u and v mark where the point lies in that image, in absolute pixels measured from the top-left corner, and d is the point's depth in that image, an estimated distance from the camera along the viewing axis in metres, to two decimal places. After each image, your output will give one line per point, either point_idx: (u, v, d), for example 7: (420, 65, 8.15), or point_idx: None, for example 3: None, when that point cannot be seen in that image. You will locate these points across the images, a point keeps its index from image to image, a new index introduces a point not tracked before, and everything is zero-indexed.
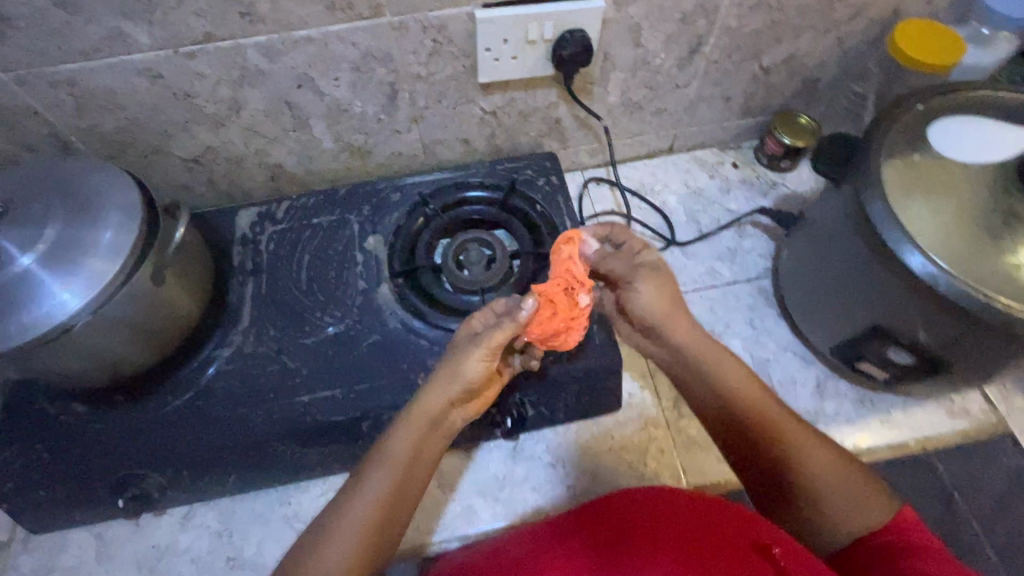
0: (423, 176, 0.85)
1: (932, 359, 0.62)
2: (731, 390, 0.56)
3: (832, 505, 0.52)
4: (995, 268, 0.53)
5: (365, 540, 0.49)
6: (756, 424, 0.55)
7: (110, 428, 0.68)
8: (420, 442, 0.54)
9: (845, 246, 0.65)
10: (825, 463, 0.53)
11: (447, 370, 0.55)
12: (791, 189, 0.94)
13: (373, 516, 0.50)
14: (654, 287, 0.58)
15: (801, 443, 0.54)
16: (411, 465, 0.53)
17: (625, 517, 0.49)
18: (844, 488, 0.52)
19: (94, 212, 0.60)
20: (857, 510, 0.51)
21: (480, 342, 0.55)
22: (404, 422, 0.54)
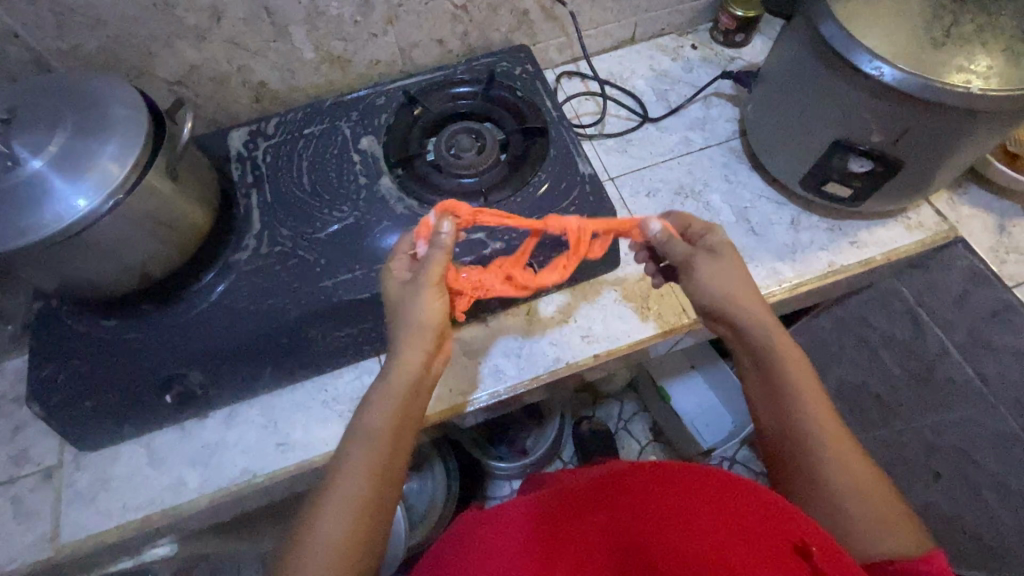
0: (406, 79, 0.89)
1: (888, 160, 0.70)
2: (793, 405, 0.59)
3: (859, 522, 0.54)
4: (933, 54, 0.60)
5: (361, 505, 0.51)
6: (807, 442, 0.58)
7: (144, 336, 0.70)
8: (405, 404, 0.57)
9: (802, 73, 0.71)
10: (860, 485, 0.55)
11: (404, 328, 0.59)
12: (748, 61, 1.01)
13: (368, 483, 0.52)
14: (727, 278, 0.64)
15: (843, 459, 0.56)
16: (390, 427, 0.56)
17: (660, 505, 0.46)
18: (874, 509, 0.54)
19: (102, 110, 0.61)
20: (884, 533, 0.53)
21: (426, 291, 0.60)
22: (382, 390, 0.57)
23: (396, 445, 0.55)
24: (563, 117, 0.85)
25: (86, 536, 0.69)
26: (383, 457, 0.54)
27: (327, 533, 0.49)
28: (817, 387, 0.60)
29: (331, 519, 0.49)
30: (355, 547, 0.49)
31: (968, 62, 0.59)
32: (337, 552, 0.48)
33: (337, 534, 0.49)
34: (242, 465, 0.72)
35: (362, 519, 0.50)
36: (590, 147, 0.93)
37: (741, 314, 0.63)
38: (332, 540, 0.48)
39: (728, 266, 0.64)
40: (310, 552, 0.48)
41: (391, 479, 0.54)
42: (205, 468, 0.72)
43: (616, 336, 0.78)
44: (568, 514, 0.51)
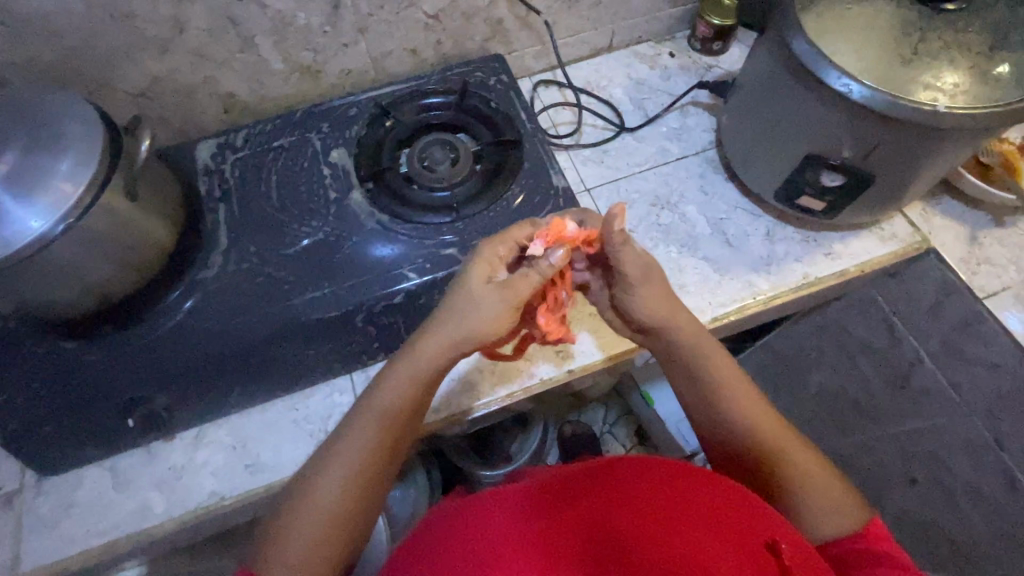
0: (379, 89, 0.87)
1: (859, 175, 0.70)
2: (728, 410, 0.60)
3: (807, 508, 0.55)
4: (900, 71, 0.60)
5: (366, 476, 0.55)
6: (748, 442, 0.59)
7: (107, 358, 0.69)
8: (424, 387, 0.59)
9: (774, 87, 0.71)
10: (803, 472, 0.57)
11: (457, 322, 0.58)
12: (725, 69, 1.01)
13: (374, 450, 0.56)
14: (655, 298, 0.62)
15: (785, 450, 0.58)
16: (410, 409, 0.58)
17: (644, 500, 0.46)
18: (819, 494, 0.55)
19: (55, 128, 0.59)
20: (830, 514, 0.54)
21: (501, 299, 0.57)
22: (403, 373, 0.58)
23: (408, 425, 0.58)
24: (537, 128, 0.84)
25: (47, 563, 0.67)
26: (393, 434, 0.57)
27: (329, 497, 0.53)
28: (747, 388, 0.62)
29: (334, 484, 0.54)
30: (350, 512, 0.54)
31: (934, 80, 0.59)
32: (335, 515, 0.53)
33: (340, 497, 0.54)
34: (209, 487, 0.71)
35: (363, 488, 0.55)
36: (566, 158, 0.92)
37: (669, 329, 0.63)
38: (333, 503, 0.53)
39: (654, 285, 0.62)
40: (309, 511, 0.53)
41: (394, 449, 0.58)
42: (171, 491, 0.70)
43: (590, 350, 0.78)
44: (556, 500, 0.48)
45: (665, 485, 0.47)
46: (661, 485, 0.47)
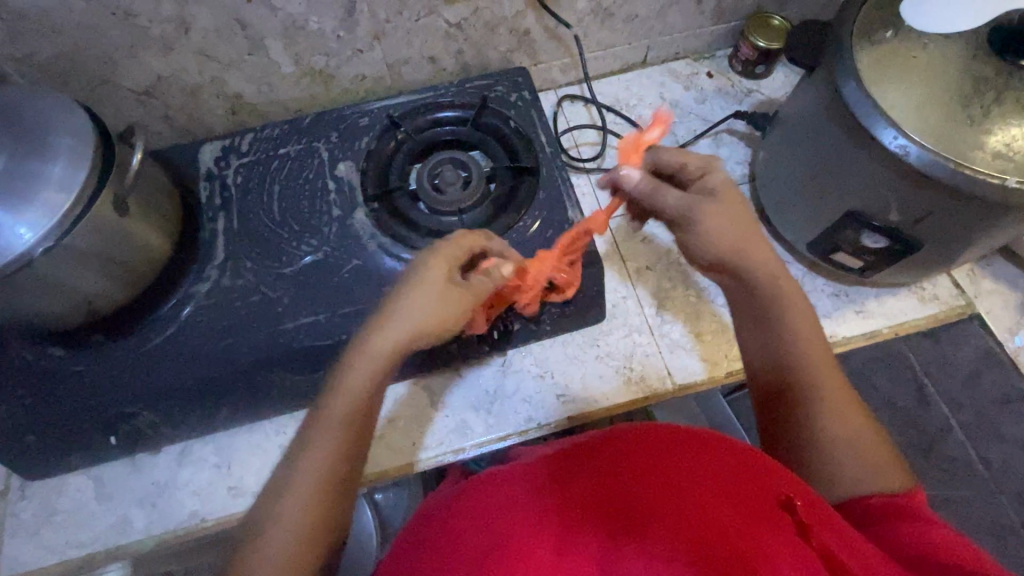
0: (392, 99, 0.82)
1: (905, 240, 0.63)
2: (796, 350, 0.53)
3: (848, 468, 0.49)
4: (966, 135, 0.53)
5: (326, 498, 0.47)
6: (805, 390, 0.52)
7: (95, 368, 0.67)
8: (379, 380, 0.51)
9: (819, 135, 0.65)
10: (852, 433, 0.51)
11: (411, 309, 0.52)
12: (766, 96, 0.93)
13: (337, 463, 0.48)
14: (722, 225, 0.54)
15: (838, 407, 0.52)
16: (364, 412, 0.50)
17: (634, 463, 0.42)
18: (866, 459, 0.50)
19: (43, 137, 0.56)
20: (871, 476, 0.49)
21: (437, 278, 0.53)
22: (359, 360, 0.51)
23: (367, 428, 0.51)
24: (556, 153, 0.79)
25: (25, 572, 0.66)
26: (351, 448, 0.49)
27: (293, 523, 0.45)
28: (817, 336, 0.54)
29: (298, 509, 0.46)
30: (318, 539, 0.46)
31: (1005, 146, 0.52)
32: (303, 542, 0.45)
33: (310, 517, 0.46)
34: (190, 507, 0.69)
35: (330, 510, 0.47)
36: (586, 183, 0.87)
37: (753, 271, 0.54)
38: (297, 530, 0.45)
39: (726, 212, 0.54)
40: (274, 540, 0.45)
41: (357, 460, 0.50)
42: (152, 508, 0.69)
43: (594, 398, 0.73)
44: (565, 478, 0.43)
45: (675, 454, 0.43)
46: (672, 454, 0.43)
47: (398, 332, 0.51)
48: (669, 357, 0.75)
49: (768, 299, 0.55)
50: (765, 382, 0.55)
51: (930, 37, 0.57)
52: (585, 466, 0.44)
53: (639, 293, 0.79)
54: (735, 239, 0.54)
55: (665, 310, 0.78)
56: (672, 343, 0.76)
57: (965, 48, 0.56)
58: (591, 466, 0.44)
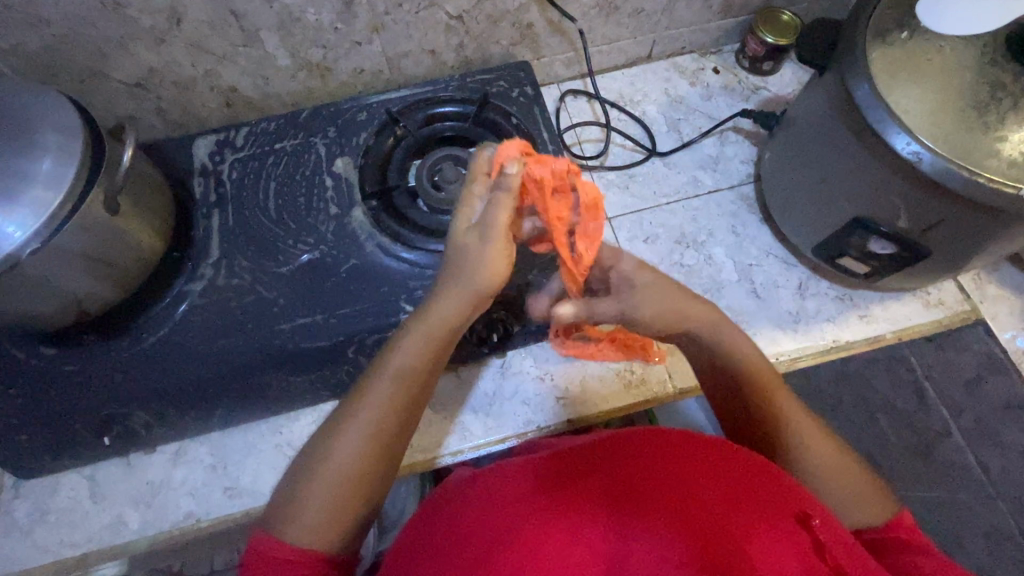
0: (391, 93, 0.80)
1: (914, 247, 0.62)
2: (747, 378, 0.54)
3: (835, 497, 0.50)
4: (981, 143, 0.52)
5: (379, 441, 0.49)
6: (766, 418, 0.53)
7: (87, 368, 0.66)
8: (437, 348, 0.51)
9: (828, 138, 0.63)
10: (831, 459, 0.51)
11: (460, 273, 0.49)
12: (773, 93, 0.91)
13: (388, 416, 0.50)
14: (650, 294, 0.53)
15: (805, 433, 0.52)
16: (424, 370, 0.51)
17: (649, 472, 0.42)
18: (849, 485, 0.50)
19: (29, 134, 0.54)
20: (859, 506, 0.50)
21: (489, 241, 0.48)
22: (417, 325, 0.51)
23: (420, 389, 0.52)
24: (559, 151, 0.77)
25: (21, 571, 0.66)
26: (405, 399, 0.50)
27: (346, 458, 0.48)
28: (765, 361, 0.55)
29: (352, 444, 0.48)
30: (368, 476, 0.48)
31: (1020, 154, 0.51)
32: (352, 478, 0.47)
33: (355, 459, 0.48)
34: (186, 508, 0.68)
35: (381, 454, 0.49)
36: (589, 181, 0.85)
37: (699, 328, 0.54)
38: (349, 467, 0.47)
39: (665, 288, 0.54)
40: (328, 473, 0.47)
41: (407, 420, 0.51)
42: (147, 508, 0.68)
43: (594, 402, 0.73)
44: (569, 470, 0.43)
45: (679, 453, 0.43)
46: (695, 460, 0.43)
47: (454, 303, 0.50)
48: (670, 362, 0.74)
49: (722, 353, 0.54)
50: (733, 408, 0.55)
51: (947, 39, 0.55)
52: (591, 460, 0.44)
53: None
54: (680, 305, 0.53)
55: None
56: (673, 347, 0.75)
57: (982, 52, 0.54)
58: (596, 460, 0.44)
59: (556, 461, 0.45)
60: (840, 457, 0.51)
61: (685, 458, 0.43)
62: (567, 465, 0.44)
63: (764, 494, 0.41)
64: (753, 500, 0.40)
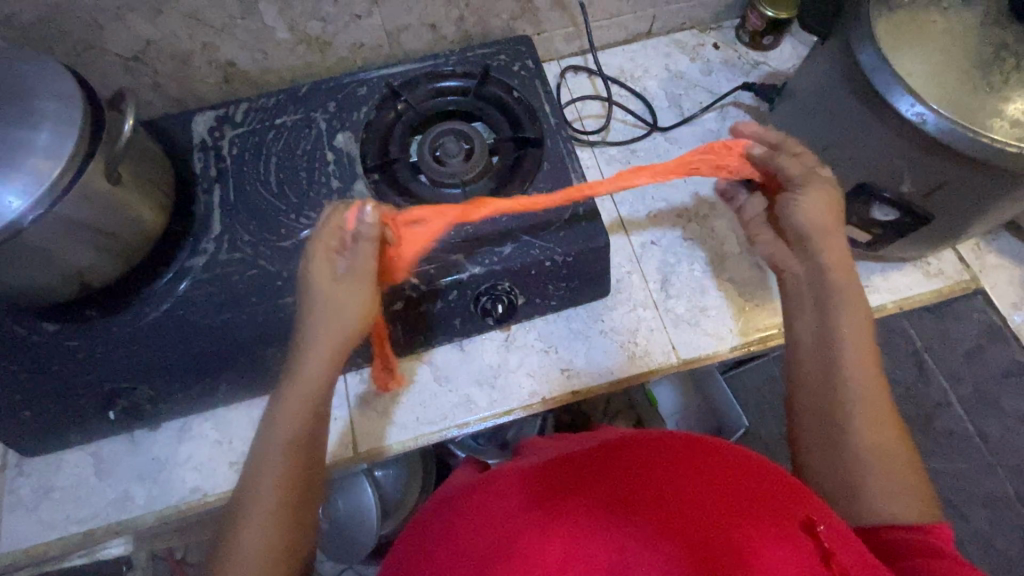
0: (391, 68, 0.80)
1: (916, 213, 0.63)
2: (839, 346, 0.55)
3: (874, 488, 0.50)
4: (986, 104, 0.52)
5: (286, 509, 0.50)
6: (844, 391, 0.53)
7: (87, 345, 0.65)
8: (312, 410, 0.54)
9: (831, 104, 0.63)
10: (886, 456, 0.51)
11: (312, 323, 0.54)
12: (773, 68, 0.91)
13: (284, 496, 0.50)
14: (818, 200, 0.59)
15: (873, 425, 0.52)
16: (310, 428, 0.54)
17: (648, 477, 0.42)
18: (894, 481, 0.50)
19: (28, 103, 0.53)
20: (900, 501, 0.49)
21: (354, 287, 0.54)
22: (291, 397, 0.53)
23: (309, 456, 0.53)
24: (561, 124, 0.77)
25: (27, 548, 0.66)
26: (298, 468, 0.52)
27: (256, 548, 0.48)
28: (867, 330, 0.56)
29: (256, 535, 0.48)
30: (282, 565, 0.49)
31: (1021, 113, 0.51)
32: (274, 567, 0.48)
33: (265, 545, 0.48)
34: (192, 483, 0.69)
35: (292, 517, 0.51)
36: (590, 156, 0.85)
37: (825, 253, 0.59)
38: (259, 555, 0.48)
39: (823, 198, 0.59)
40: (243, 566, 0.47)
41: (305, 488, 0.53)
42: (153, 484, 0.68)
43: (599, 373, 0.73)
44: (564, 483, 0.43)
45: (678, 462, 0.43)
46: (691, 466, 0.42)
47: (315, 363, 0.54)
48: (674, 333, 0.75)
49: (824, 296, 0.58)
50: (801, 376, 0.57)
51: (950, 2, 0.55)
52: (589, 471, 0.44)
53: (645, 268, 0.78)
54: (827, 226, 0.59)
55: (670, 286, 0.77)
56: (677, 318, 0.76)
57: (985, 14, 0.54)
58: (594, 471, 0.44)
59: (554, 472, 0.45)
60: (905, 461, 0.51)
61: (688, 468, 0.42)
62: (564, 477, 0.44)
63: (765, 497, 0.40)
64: (756, 505, 0.39)
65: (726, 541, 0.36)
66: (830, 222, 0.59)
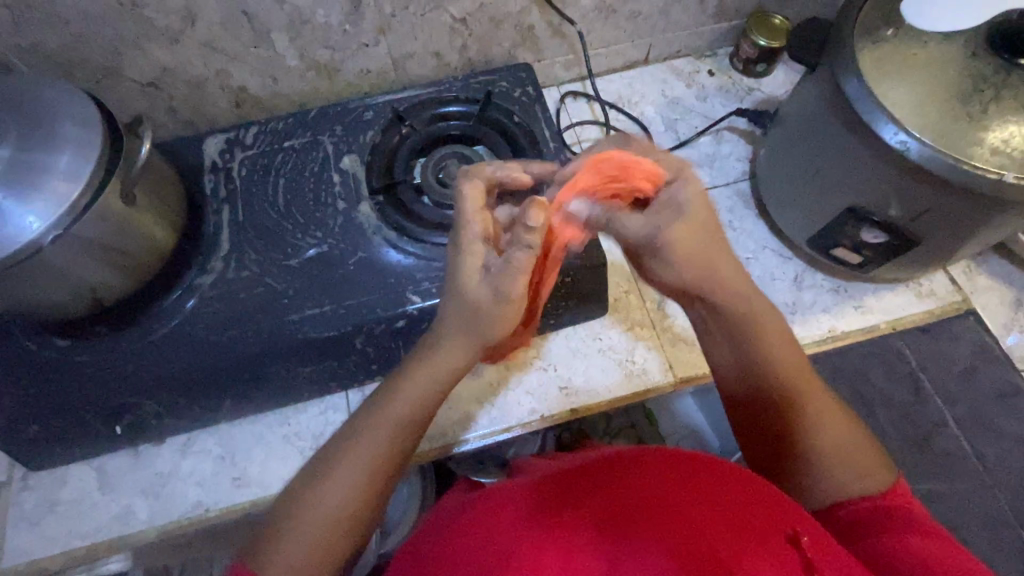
0: (396, 93, 0.83)
1: (905, 235, 0.64)
2: (770, 368, 0.53)
3: (835, 475, 0.51)
4: (968, 133, 0.54)
5: (372, 481, 0.50)
6: (787, 399, 0.53)
7: (95, 360, 0.67)
8: (425, 397, 0.51)
9: (820, 131, 0.66)
10: (843, 442, 0.52)
11: (456, 314, 0.50)
12: (766, 94, 0.94)
13: (373, 467, 0.50)
14: (688, 265, 0.50)
15: (823, 416, 0.53)
16: (412, 431, 0.52)
17: (644, 492, 0.43)
18: (853, 461, 0.51)
19: (50, 127, 0.56)
20: (864, 478, 0.51)
21: (504, 296, 0.47)
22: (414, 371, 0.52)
23: (410, 438, 0.52)
24: (561, 147, 0.79)
25: (29, 562, 0.66)
26: (399, 445, 0.51)
27: (330, 510, 0.48)
28: (795, 350, 0.54)
29: (335, 494, 0.48)
30: (350, 528, 0.48)
31: (1000, 142, 0.53)
32: (340, 530, 0.48)
33: (341, 507, 0.48)
34: (194, 498, 0.69)
35: (371, 498, 0.50)
36: None
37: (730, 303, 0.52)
38: (333, 515, 0.48)
39: (696, 241, 0.49)
40: (311, 519, 0.47)
41: (394, 464, 0.51)
42: (156, 499, 0.69)
43: (597, 391, 0.74)
44: (559, 495, 0.44)
45: (672, 473, 0.44)
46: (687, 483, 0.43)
47: (456, 348, 0.51)
48: (671, 351, 0.76)
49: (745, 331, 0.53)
50: (739, 398, 0.55)
51: (931, 36, 0.58)
52: (584, 481, 0.45)
53: (642, 287, 0.80)
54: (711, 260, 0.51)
55: (667, 305, 0.79)
56: (673, 337, 0.77)
57: (965, 47, 0.57)
58: (589, 483, 0.45)
59: (555, 483, 0.46)
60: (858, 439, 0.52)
61: (684, 484, 0.43)
62: (560, 489, 0.45)
63: (758, 513, 0.42)
64: (744, 514, 0.41)
65: (716, 551, 0.38)
66: (702, 275, 0.51)
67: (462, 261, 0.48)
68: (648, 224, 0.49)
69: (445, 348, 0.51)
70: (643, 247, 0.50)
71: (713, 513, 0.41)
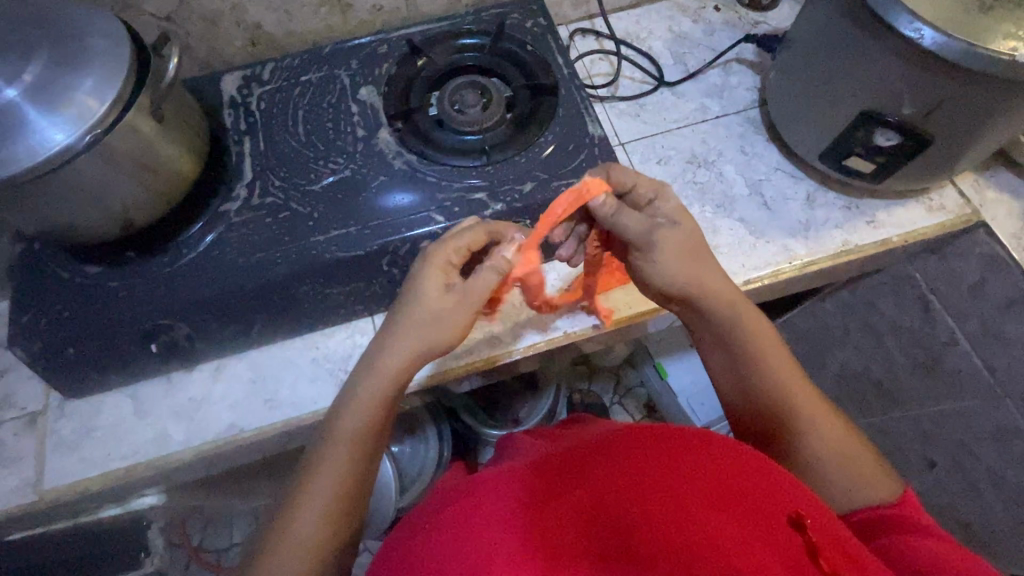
0: (410, 28, 0.84)
1: (917, 135, 0.66)
2: (767, 377, 0.59)
3: (844, 480, 0.56)
4: (980, 21, 0.56)
5: (341, 498, 0.53)
6: (796, 408, 0.58)
7: (126, 283, 0.68)
8: (380, 408, 0.56)
9: (833, 35, 0.66)
10: (838, 448, 0.58)
11: (414, 322, 0.57)
12: (773, 26, 0.95)
13: (342, 486, 0.53)
14: (680, 259, 0.58)
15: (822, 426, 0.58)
16: (372, 433, 0.55)
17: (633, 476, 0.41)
18: (854, 469, 0.57)
19: (79, 41, 0.57)
20: (866, 487, 0.56)
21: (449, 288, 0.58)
22: (356, 395, 0.56)
23: (376, 445, 0.56)
24: (574, 74, 0.80)
25: (69, 483, 0.68)
26: (363, 457, 0.55)
27: (303, 534, 0.51)
28: (786, 359, 0.60)
29: (309, 519, 0.51)
30: (325, 551, 0.51)
31: (1015, 29, 0.55)
32: (315, 553, 0.51)
33: (313, 532, 0.51)
34: (228, 420, 0.71)
35: (345, 517, 0.53)
36: (601, 111, 0.89)
37: (714, 303, 0.59)
38: (307, 539, 0.51)
39: (696, 242, 0.59)
40: (288, 550, 0.50)
41: (361, 480, 0.55)
42: (190, 422, 0.71)
43: (617, 306, 0.76)
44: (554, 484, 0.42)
45: (674, 457, 0.42)
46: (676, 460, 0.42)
47: (401, 345, 0.56)
48: None
49: (733, 340, 0.60)
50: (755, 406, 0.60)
51: None
52: (582, 468, 0.43)
53: None
54: (696, 269, 0.58)
55: None
56: None
57: None
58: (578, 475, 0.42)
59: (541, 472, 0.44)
60: (852, 442, 0.58)
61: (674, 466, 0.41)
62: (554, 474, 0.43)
63: (752, 498, 0.40)
64: (749, 503, 0.40)
65: (717, 543, 0.36)
66: (702, 273, 0.58)
67: (428, 278, 0.57)
68: (649, 225, 0.58)
69: (380, 359, 0.57)
70: (639, 245, 0.59)
71: (719, 504, 0.39)
